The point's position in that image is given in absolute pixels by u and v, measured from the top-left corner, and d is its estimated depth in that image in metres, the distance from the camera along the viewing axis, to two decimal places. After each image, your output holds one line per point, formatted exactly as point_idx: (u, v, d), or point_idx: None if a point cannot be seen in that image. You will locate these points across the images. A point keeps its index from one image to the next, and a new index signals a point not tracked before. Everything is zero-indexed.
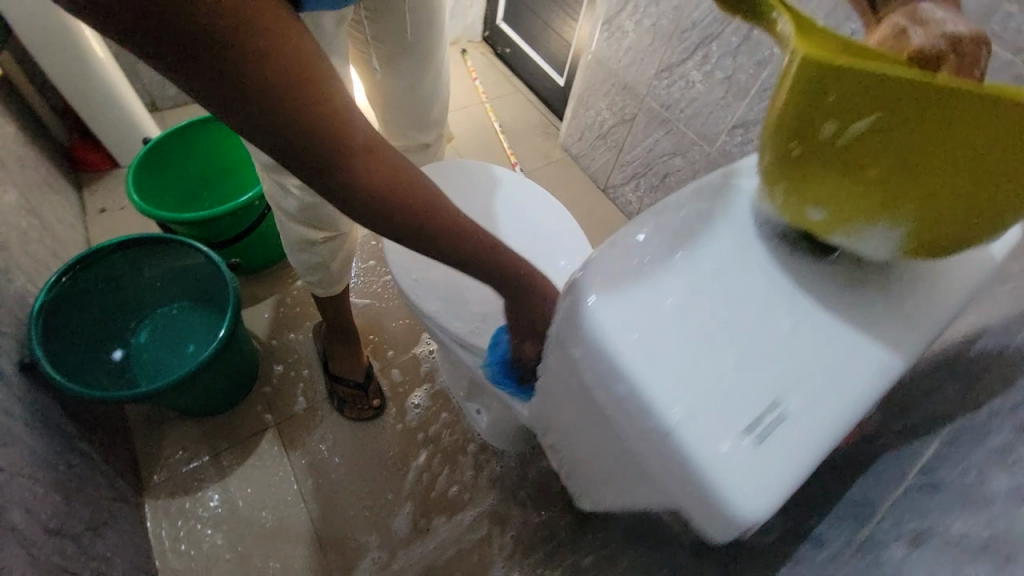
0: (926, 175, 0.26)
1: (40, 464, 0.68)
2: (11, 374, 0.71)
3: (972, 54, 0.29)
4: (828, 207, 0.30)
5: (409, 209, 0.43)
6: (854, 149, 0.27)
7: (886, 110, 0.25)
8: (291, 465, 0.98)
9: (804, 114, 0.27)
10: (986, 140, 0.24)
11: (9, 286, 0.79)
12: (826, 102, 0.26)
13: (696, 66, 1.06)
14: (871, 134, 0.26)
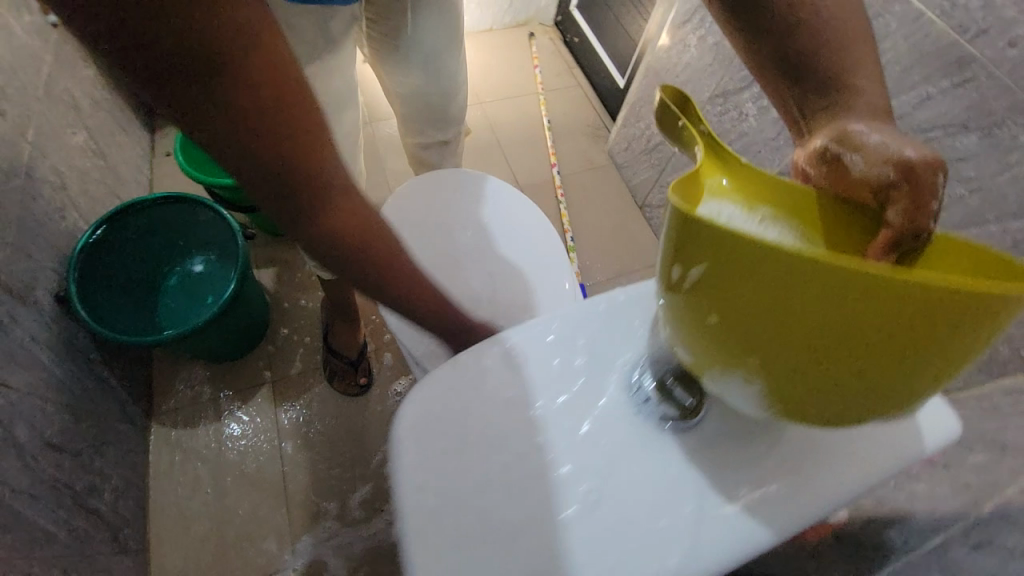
0: (771, 332, 0.28)
1: (55, 386, 0.79)
2: (44, 304, 0.81)
3: (915, 183, 0.35)
4: (695, 349, 0.34)
5: (366, 253, 0.46)
6: (704, 293, 0.30)
7: (718, 265, 0.28)
8: (278, 423, 1.06)
9: (669, 254, 0.31)
10: (812, 309, 0.26)
11: (60, 223, 0.90)
12: (680, 250, 0.29)
13: (753, 98, 0.96)
14: (710, 282, 0.29)
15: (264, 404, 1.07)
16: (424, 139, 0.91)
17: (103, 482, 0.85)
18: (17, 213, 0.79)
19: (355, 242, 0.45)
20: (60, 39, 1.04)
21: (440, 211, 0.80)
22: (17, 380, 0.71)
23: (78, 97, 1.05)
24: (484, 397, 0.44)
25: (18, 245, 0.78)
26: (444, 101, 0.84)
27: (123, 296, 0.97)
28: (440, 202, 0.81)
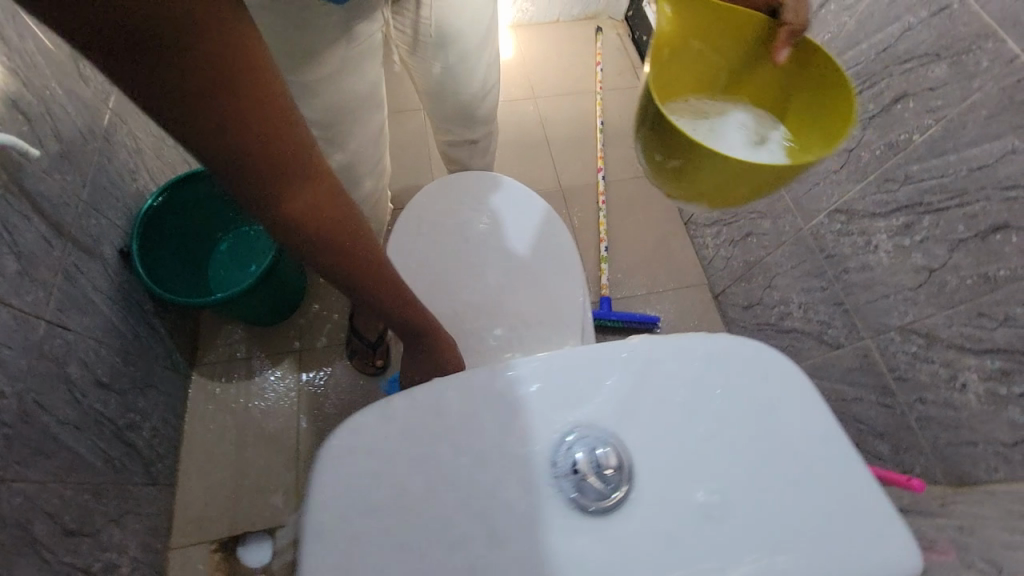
0: (713, 176, 0.49)
1: (110, 330, 0.88)
2: (109, 257, 0.91)
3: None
4: (674, 190, 0.55)
5: (337, 240, 0.43)
6: (676, 171, 0.52)
7: (677, 152, 0.50)
8: (300, 390, 1.13)
9: (653, 143, 0.52)
10: (729, 166, 0.47)
11: (131, 184, 0.99)
12: (658, 138, 0.51)
13: None
14: (676, 162, 0.51)
15: (290, 370, 1.15)
16: (453, 141, 0.92)
17: (143, 420, 0.95)
18: (92, 172, 0.89)
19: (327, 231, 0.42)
20: None
21: (460, 208, 0.80)
22: (74, 323, 0.81)
23: None
24: (411, 442, 0.43)
25: (91, 202, 0.88)
26: (472, 107, 0.84)
27: (181, 260, 1.06)
28: (463, 199, 0.81)
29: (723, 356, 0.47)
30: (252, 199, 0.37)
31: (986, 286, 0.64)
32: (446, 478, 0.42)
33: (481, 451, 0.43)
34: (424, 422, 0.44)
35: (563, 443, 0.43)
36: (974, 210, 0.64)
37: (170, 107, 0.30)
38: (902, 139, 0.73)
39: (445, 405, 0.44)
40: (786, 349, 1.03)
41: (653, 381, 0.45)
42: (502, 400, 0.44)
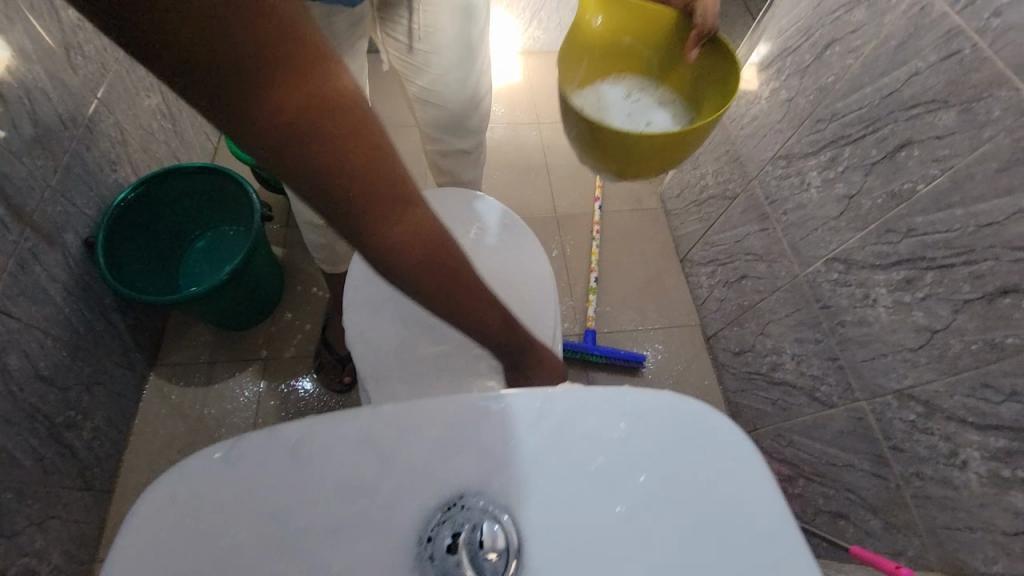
0: (614, 152, 0.65)
1: (61, 322, 0.84)
2: (72, 247, 0.87)
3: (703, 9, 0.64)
4: (588, 158, 0.70)
5: (433, 260, 0.43)
6: (589, 139, 0.65)
7: (584, 128, 0.64)
8: (260, 401, 1.08)
9: (569, 117, 0.66)
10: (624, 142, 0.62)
11: (110, 175, 0.97)
12: (572, 115, 0.65)
13: (818, 168, 0.83)
14: (584, 136, 0.66)
15: (253, 379, 1.10)
16: (443, 155, 0.89)
17: (86, 420, 0.90)
18: (66, 159, 0.86)
19: (423, 254, 0.42)
20: None
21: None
22: (20, 312, 0.77)
23: None
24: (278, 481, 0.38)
25: (61, 189, 0.85)
26: (464, 118, 0.81)
27: (151, 255, 1.02)
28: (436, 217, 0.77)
29: (630, 414, 0.41)
30: (357, 225, 0.38)
31: (992, 354, 0.58)
32: (308, 532, 0.37)
33: (353, 506, 0.38)
34: (274, 473, 0.38)
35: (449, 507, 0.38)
36: (980, 269, 0.59)
37: (262, 134, 0.32)
38: (906, 188, 0.68)
39: (327, 442, 0.39)
40: (777, 403, 0.96)
41: (569, 439, 0.40)
42: (394, 443, 0.40)
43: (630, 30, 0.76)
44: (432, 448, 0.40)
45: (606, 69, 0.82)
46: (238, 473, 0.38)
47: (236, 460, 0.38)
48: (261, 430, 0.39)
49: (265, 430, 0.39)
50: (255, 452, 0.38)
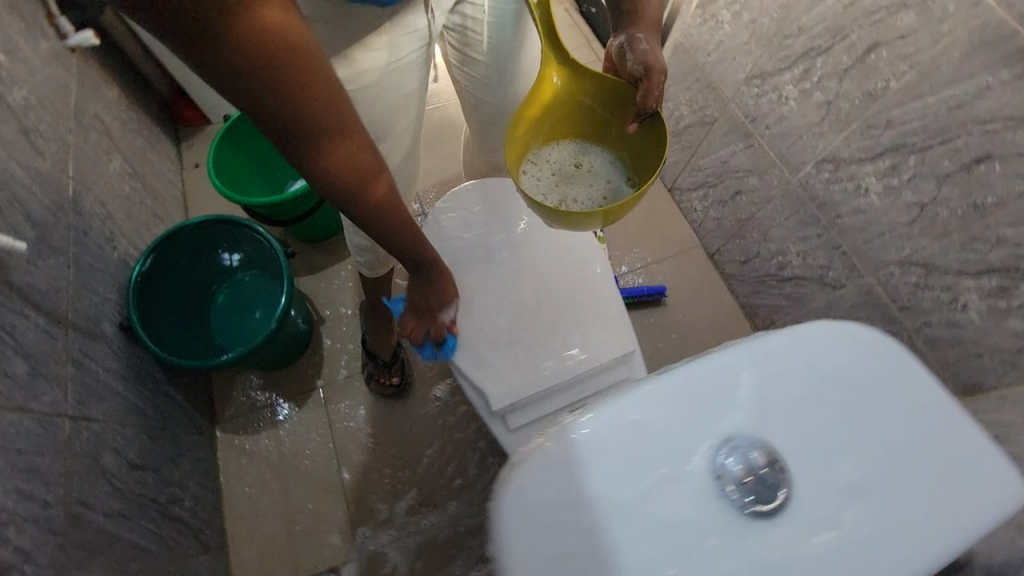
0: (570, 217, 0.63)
1: (131, 410, 0.85)
2: (111, 335, 0.86)
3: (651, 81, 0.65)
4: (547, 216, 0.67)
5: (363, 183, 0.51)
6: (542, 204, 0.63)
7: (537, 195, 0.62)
8: (331, 425, 1.12)
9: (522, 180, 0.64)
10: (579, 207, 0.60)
11: (112, 253, 0.93)
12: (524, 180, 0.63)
13: (794, 81, 0.90)
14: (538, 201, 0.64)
15: (317, 409, 1.13)
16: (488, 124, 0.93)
17: (182, 492, 0.92)
18: (72, 250, 0.83)
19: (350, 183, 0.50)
20: (79, 63, 1.04)
21: (479, 222, 0.81)
22: (95, 412, 0.77)
23: (108, 123, 1.07)
24: (572, 461, 0.48)
25: (79, 282, 0.82)
26: (508, 85, 0.84)
27: (180, 320, 1.01)
28: (479, 213, 0.81)
29: (817, 344, 0.52)
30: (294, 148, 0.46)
31: (976, 213, 0.71)
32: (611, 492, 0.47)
33: (637, 464, 0.48)
34: (582, 463, 0.48)
35: (711, 449, 0.48)
36: (956, 145, 0.70)
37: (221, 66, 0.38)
38: (880, 87, 0.77)
39: (593, 422, 0.49)
40: (789, 296, 1.09)
41: (772, 369, 0.51)
42: (645, 411, 0.49)
43: (586, 93, 0.72)
44: (676, 405, 0.50)
45: (561, 124, 0.76)
46: (556, 471, 0.47)
47: (550, 461, 0.48)
48: (556, 433, 0.49)
49: (557, 433, 0.49)
50: (558, 450, 0.48)
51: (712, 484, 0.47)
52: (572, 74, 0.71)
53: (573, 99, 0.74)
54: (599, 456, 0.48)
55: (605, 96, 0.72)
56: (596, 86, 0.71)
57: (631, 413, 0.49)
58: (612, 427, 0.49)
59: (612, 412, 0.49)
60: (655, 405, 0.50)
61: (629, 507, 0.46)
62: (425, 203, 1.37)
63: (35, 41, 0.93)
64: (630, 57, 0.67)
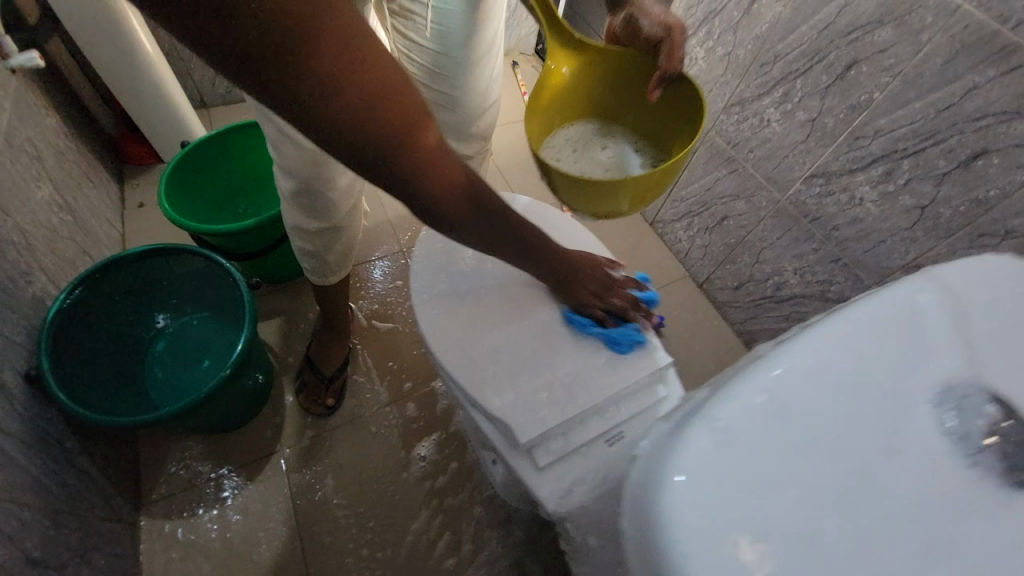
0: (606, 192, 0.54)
1: (29, 487, 0.64)
2: (13, 388, 0.67)
3: (674, 43, 0.55)
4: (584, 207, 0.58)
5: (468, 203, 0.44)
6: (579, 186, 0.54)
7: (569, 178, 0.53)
8: (294, 496, 0.92)
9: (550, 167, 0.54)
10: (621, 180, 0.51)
11: (25, 288, 0.77)
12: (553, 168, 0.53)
13: (774, 104, 0.94)
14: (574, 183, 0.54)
15: (275, 479, 0.93)
16: (447, 122, 0.89)
17: None
18: None
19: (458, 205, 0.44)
20: (14, 84, 0.93)
21: None
22: None
23: (40, 148, 0.94)
24: (753, 439, 0.34)
25: None
26: (464, 91, 0.85)
27: (106, 374, 0.82)
28: None
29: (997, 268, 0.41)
30: (402, 184, 0.40)
31: (979, 209, 0.73)
32: (816, 475, 0.33)
33: (837, 433, 0.35)
34: (772, 440, 0.34)
35: (925, 404, 0.36)
36: (950, 144, 0.73)
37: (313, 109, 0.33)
38: (864, 99, 0.80)
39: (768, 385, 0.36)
40: (791, 318, 1.07)
41: (961, 299, 0.39)
42: (829, 364, 0.37)
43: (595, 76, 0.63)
44: (863, 354, 0.37)
45: (572, 112, 0.66)
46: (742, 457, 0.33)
47: (728, 440, 0.34)
48: (721, 404, 0.35)
49: (725, 404, 0.35)
50: (731, 426, 0.34)
51: (941, 449, 0.35)
52: (581, 56, 0.61)
53: (584, 84, 0.64)
54: (789, 428, 0.34)
55: (615, 73, 0.62)
56: (605, 62, 0.61)
57: (811, 367, 0.37)
58: (794, 387, 0.36)
59: (788, 371, 0.36)
60: (840, 356, 0.37)
61: (849, 494, 0.33)
62: (402, 241, 1.28)
63: None
64: (644, 23, 0.57)
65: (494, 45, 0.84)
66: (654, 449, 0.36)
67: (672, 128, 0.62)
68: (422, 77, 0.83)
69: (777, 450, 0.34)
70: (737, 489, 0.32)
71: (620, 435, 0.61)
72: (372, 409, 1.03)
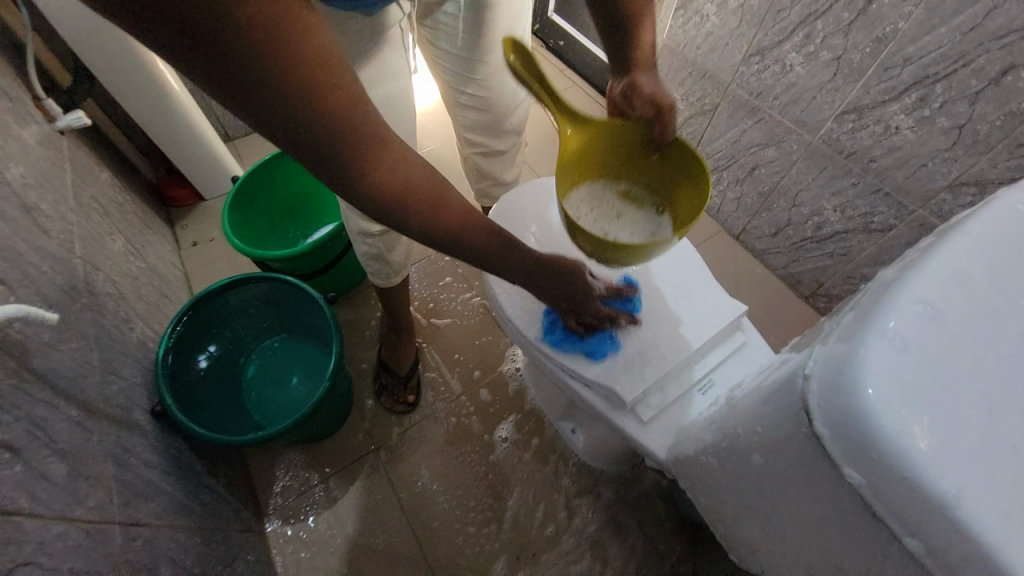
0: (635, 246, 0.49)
1: (180, 510, 0.71)
2: (146, 424, 0.74)
3: (666, 112, 0.57)
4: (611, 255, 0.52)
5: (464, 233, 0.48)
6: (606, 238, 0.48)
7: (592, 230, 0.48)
8: (397, 489, 0.99)
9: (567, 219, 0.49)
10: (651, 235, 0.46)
11: (131, 334, 0.83)
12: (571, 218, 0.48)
13: (795, 48, 0.96)
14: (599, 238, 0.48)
15: (375, 476, 1.00)
16: (483, 119, 0.93)
17: None
18: (93, 332, 0.73)
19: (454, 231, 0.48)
20: (69, 147, 0.98)
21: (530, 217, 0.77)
22: (145, 514, 0.64)
23: (105, 204, 1.00)
24: (942, 343, 0.27)
25: (104, 367, 0.72)
26: (497, 88, 0.88)
27: (213, 401, 0.89)
28: (534, 209, 0.78)
29: None
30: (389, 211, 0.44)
31: (1016, 120, 0.74)
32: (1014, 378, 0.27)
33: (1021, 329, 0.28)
34: (959, 346, 0.27)
35: None
36: (979, 64, 0.74)
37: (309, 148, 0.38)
38: (889, 30, 0.81)
39: (936, 280, 0.29)
40: (835, 255, 1.10)
41: None
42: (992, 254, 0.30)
43: (596, 136, 0.62)
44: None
45: (576, 179, 0.64)
46: (928, 369, 0.26)
47: (912, 346, 0.26)
48: (882, 314, 0.27)
49: (886, 313, 0.27)
50: (916, 331, 0.26)
51: None
52: (583, 127, 0.61)
53: (586, 154, 0.63)
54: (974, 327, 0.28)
55: (615, 143, 0.63)
56: (605, 132, 0.61)
57: (973, 258, 0.30)
58: (961, 281, 0.29)
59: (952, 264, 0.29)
60: (999, 244, 0.31)
61: None
62: None
63: (25, 122, 0.87)
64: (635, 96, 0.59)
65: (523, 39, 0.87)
66: (821, 377, 0.27)
67: (676, 187, 0.61)
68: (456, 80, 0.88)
69: (969, 354, 0.27)
70: (940, 407, 0.25)
71: (711, 382, 0.66)
72: (449, 402, 1.09)
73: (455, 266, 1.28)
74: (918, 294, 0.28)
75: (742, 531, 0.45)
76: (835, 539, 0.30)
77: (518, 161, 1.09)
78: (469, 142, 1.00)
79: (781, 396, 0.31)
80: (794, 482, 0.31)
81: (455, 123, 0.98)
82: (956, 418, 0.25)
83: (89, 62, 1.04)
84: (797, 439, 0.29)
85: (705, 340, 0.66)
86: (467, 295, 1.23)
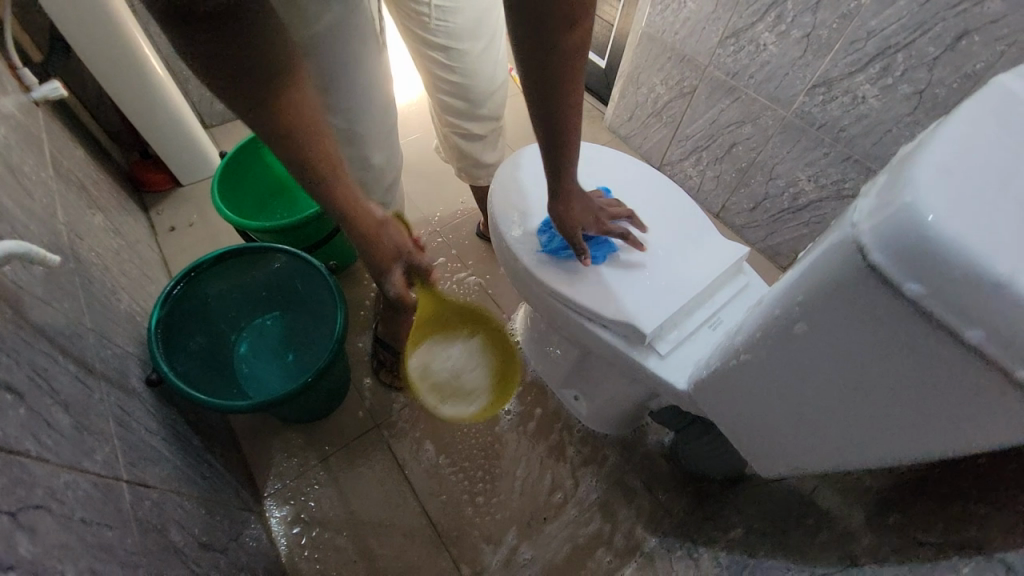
0: None
1: (183, 479, 0.68)
2: (142, 392, 0.71)
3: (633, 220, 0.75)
4: None
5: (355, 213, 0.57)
6: None
7: None
8: (400, 464, 0.98)
9: None
10: None
11: (119, 305, 0.79)
12: None
13: (768, 28, 1.03)
14: None
15: (378, 453, 0.99)
16: (461, 104, 0.96)
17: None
18: (82, 295, 0.69)
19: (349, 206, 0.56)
20: (44, 119, 0.93)
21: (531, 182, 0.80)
22: (150, 477, 0.60)
23: (82, 179, 0.95)
24: (987, 166, 0.29)
25: (97, 330, 0.68)
26: (474, 73, 0.92)
27: (208, 374, 0.86)
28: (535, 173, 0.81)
29: None
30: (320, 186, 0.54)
31: (970, 82, 0.83)
32: None
33: None
34: (1002, 170, 0.29)
35: None
36: (936, 32, 0.82)
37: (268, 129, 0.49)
38: (853, 7, 0.90)
39: (974, 121, 0.31)
40: (810, 223, 1.18)
41: None
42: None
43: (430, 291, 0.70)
44: None
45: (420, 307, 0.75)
46: (977, 187, 0.28)
47: (961, 168, 0.28)
48: (922, 149, 0.29)
49: (927, 147, 0.29)
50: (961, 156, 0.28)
51: None
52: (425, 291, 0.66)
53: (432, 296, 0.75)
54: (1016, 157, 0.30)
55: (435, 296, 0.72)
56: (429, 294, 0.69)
57: (1003, 106, 0.32)
58: (998, 122, 0.31)
59: (986, 109, 0.32)
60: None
61: None
62: (434, 221, 1.32)
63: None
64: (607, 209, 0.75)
65: (495, 29, 0.92)
66: (874, 210, 0.29)
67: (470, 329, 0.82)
68: (433, 66, 0.91)
69: (1015, 177, 0.29)
70: (996, 214, 0.27)
71: (720, 321, 0.69)
72: None
73: (448, 247, 1.28)
74: (961, 131, 0.30)
75: (774, 427, 0.48)
76: (894, 371, 0.33)
77: (501, 147, 1.10)
78: (449, 124, 1.01)
79: (830, 245, 0.33)
80: (847, 326, 0.34)
81: (433, 106, 1.00)
82: (1011, 223, 0.27)
83: (61, 27, 0.98)
84: (850, 278, 0.31)
85: (714, 278, 0.70)
86: (462, 275, 1.23)
